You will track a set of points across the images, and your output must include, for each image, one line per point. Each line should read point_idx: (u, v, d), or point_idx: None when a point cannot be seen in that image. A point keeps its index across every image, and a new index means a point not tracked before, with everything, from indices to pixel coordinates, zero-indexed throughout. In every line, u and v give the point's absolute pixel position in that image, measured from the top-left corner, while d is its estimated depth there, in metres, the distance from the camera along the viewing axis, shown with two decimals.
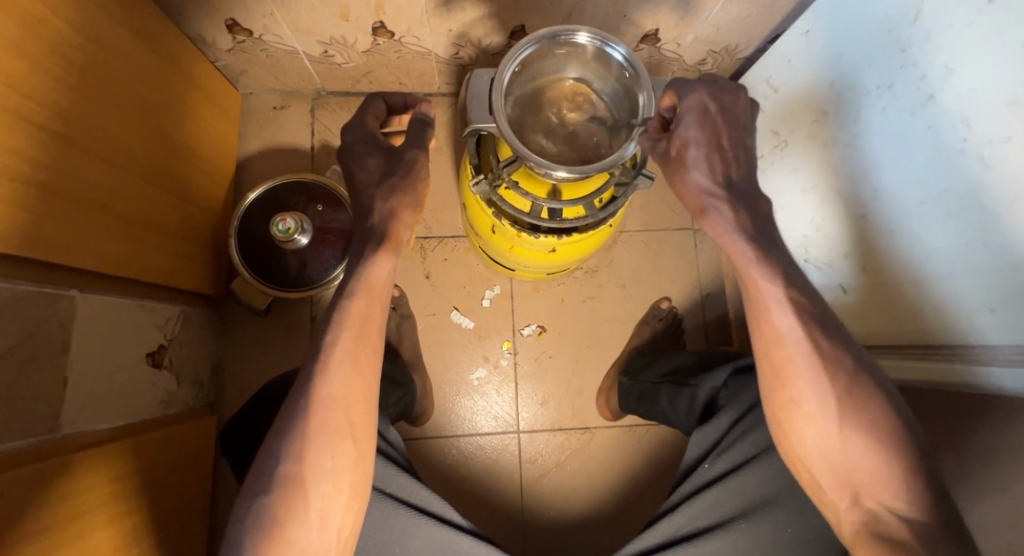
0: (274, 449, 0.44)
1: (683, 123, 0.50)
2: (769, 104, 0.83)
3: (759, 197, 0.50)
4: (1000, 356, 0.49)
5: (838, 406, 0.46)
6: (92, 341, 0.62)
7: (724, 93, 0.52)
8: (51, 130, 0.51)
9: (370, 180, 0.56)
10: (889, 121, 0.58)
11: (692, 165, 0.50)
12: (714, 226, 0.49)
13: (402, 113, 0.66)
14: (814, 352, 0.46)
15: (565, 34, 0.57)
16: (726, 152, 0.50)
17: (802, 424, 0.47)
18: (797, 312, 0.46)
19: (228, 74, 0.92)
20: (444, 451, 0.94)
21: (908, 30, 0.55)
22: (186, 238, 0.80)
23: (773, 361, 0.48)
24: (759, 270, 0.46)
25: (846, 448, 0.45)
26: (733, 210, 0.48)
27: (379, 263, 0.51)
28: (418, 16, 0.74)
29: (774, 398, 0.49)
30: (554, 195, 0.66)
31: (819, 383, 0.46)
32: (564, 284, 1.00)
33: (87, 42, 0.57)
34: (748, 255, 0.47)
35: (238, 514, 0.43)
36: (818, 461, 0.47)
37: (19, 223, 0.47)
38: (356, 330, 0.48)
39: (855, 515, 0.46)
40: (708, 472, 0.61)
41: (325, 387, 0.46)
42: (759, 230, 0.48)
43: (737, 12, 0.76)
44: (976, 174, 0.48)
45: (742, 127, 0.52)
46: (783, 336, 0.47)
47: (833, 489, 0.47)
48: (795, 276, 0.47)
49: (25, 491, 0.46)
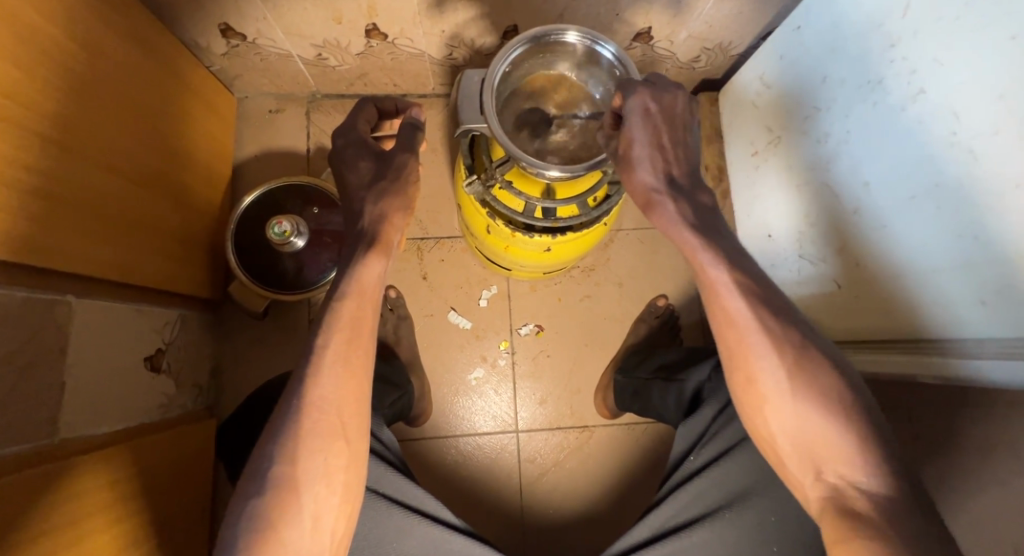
0: (268, 451, 0.44)
1: (628, 125, 0.51)
2: (761, 100, 0.83)
3: (700, 189, 0.52)
4: (991, 350, 0.49)
5: (789, 381, 0.45)
6: (88, 347, 0.62)
7: (664, 93, 0.52)
8: (48, 138, 0.52)
9: (361, 182, 0.57)
10: (880, 116, 0.58)
11: (637, 165, 0.51)
12: (660, 218, 0.50)
13: (393, 117, 0.66)
14: (762, 330, 0.46)
15: (554, 34, 0.57)
16: (667, 151, 0.51)
17: (761, 403, 0.47)
18: (746, 294, 0.46)
19: (223, 78, 0.93)
20: (444, 451, 0.94)
21: (896, 25, 0.55)
22: (182, 242, 0.80)
23: (727, 341, 0.47)
24: (704, 255, 0.47)
25: (803, 421, 0.44)
26: (676, 203, 0.49)
27: (370, 264, 0.51)
28: (411, 18, 0.75)
29: (733, 382, 0.49)
30: (548, 194, 0.67)
31: (769, 357, 0.46)
32: (561, 283, 1.00)
33: (81, 49, 0.58)
34: (692, 242, 0.48)
35: (232, 517, 0.42)
36: (782, 438, 0.46)
37: (16, 229, 0.47)
38: (348, 332, 0.48)
39: (821, 491, 0.44)
40: (692, 464, 0.62)
41: (317, 389, 0.46)
42: (702, 221, 0.49)
43: (729, 10, 0.76)
44: (966, 168, 0.48)
45: (683, 129, 0.52)
46: (734, 317, 0.46)
47: (798, 467, 0.46)
48: (740, 260, 0.47)
49: (24, 495, 0.46)
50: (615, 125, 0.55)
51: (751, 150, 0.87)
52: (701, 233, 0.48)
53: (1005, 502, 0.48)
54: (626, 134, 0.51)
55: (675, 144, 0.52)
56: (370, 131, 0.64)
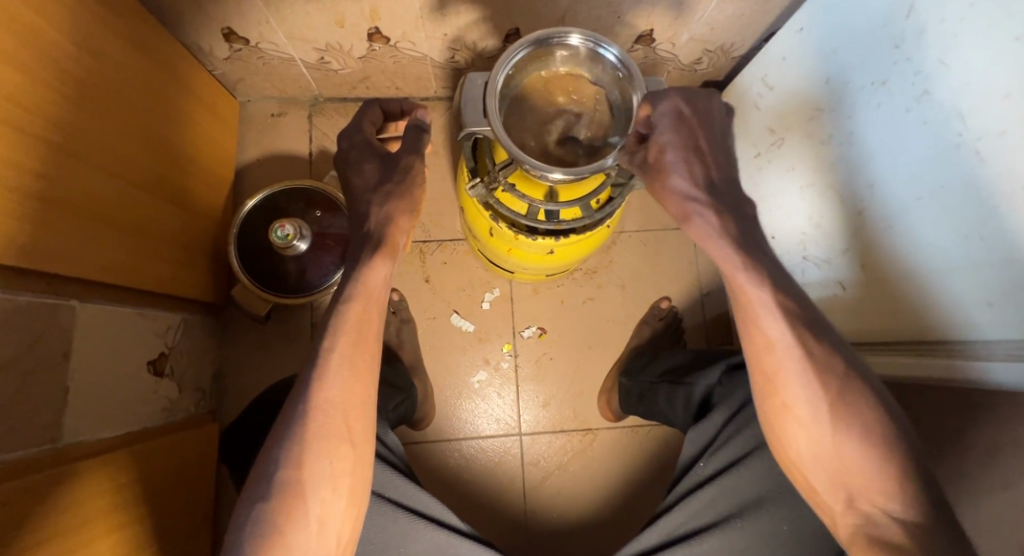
0: (273, 454, 0.44)
1: (659, 129, 0.51)
2: (764, 102, 0.83)
3: (741, 198, 0.50)
4: (1000, 351, 0.48)
5: (829, 411, 0.45)
6: (92, 351, 0.62)
7: (698, 97, 0.52)
8: (50, 143, 0.52)
9: (367, 185, 0.57)
10: (885, 116, 0.58)
11: (670, 170, 0.50)
12: (698, 232, 0.48)
13: (398, 119, 0.66)
14: (803, 357, 0.45)
15: (558, 37, 0.57)
16: (704, 154, 0.50)
17: (793, 428, 0.47)
18: (788, 319, 0.45)
19: (226, 82, 0.93)
20: (447, 454, 0.94)
21: (901, 26, 0.55)
22: (185, 246, 0.80)
23: (764, 367, 0.47)
24: (746, 276, 0.46)
25: (839, 451, 0.45)
26: (718, 215, 0.48)
27: (375, 268, 0.51)
28: (413, 21, 0.75)
29: (766, 404, 0.49)
30: (552, 196, 0.66)
31: (808, 386, 0.46)
32: (564, 285, 1.00)
33: (85, 54, 0.58)
34: (733, 261, 0.46)
35: (237, 521, 0.42)
36: (812, 465, 0.47)
37: (19, 234, 0.47)
38: (353, 335, 0.48)
39: (851, 518, 0.45)
40: (703, 471, 0.61)
41: (324, 393, 0.46)
42: (744, 235, 0.47)
43: (731, 12, 0.76)
44: (973, 168, 0.47)
45: (719, 132, 0.52)
46: (773, 341, 0.46)
47: (829, 494, 0.47)
48: (781, 278, 0.46)
49: (26, 501, 0.46)
50: (640, 141, 0.54)
51: (754, 151, 0.87)
52: (740, 248, 0.46)
53: (1013, 506, 0.48)
54: (658, 140, 0.51)
55: (711, 147, 0.51)
56: (376, 134, 0.64)
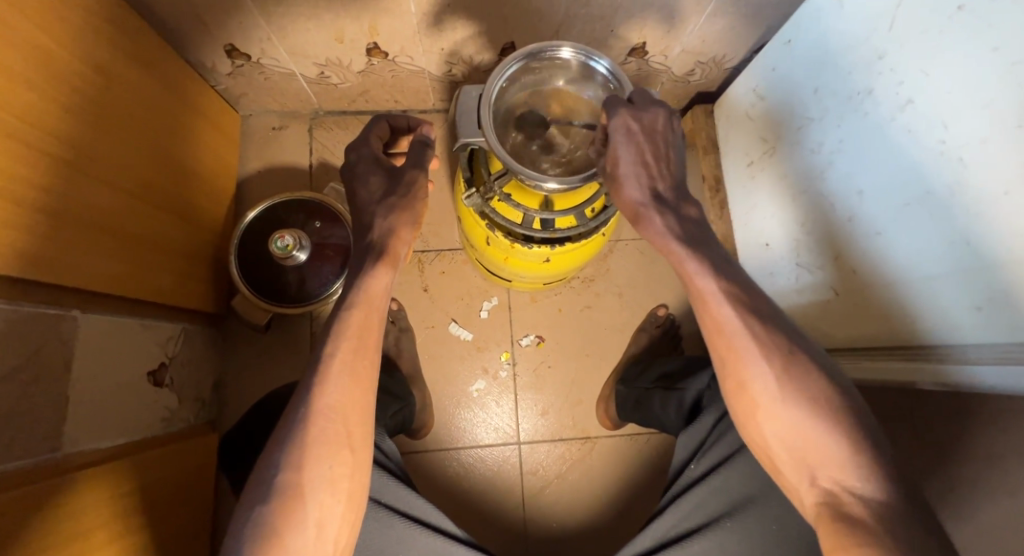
0: (274, 458, 0.45)
1: (613, 145, 0.52)
2: (755, 112, 0.84)
3: (687, 203, 0.53)
4: (989, 355, 0.49)
5: (778, 386, 0.45)
6: (93, 359, 0.63)
7: (644, 112, 0.53)
8: (58, 158, 0.54)
9: (371, 198, 0.58)
10: (871, 125, 0.59)
11: (624, 181, 0.52)
12: (648, 229, 0.51)
13: (406, 135, 0.67)
14: (751, 336, 0.46)
15: (549, 50, 0.58)
16: (653, 167, 0.52)
17: (752, 409, 0.47)
18: (734, 302, 0.47)
19: (228, 97, 0.95)
20: (445, 463, 0.94)
21: (883, 37, 0.56)
22: (187, 257, 0.81)
23: (717, 348, 0.48)
24: (691, 263, 0.48)
25: (793, 425, 0.45)
26: (662, 217, 0.50)
27: (378, 276, 0.52)
28: (410, 36, 0.76)
29: (726, 389, 0.49)
30: (547, 205, 0.67)
31: (759, 364, 0.46)
32: (562, 294, 1.01)
33: (90, 72, 0.59)
34: (678, 251, 0.49)
35: (238, 524, 0.43)
36: (775, 445, 0.46)
37: (25, 245, 0.49)
38: (354, 342, 0.49)
39: (816, 496, 0.44)
40: (694, 472, 0.62)
41: (324, 397, 0.47)
42: (691, 234, 0.50)
43: (722, 25, 0.77)
44: (956, 175, 0.49)
45: (666, 144, 0.53)
46: (724, 325, 0.47)
47: (792, 473, 0.46)
48: (726, 269, 0.49)
49: (25, 510, 0.47)
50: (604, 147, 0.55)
51: (745, 160, 0.88)
52: (688, 244, 0.49)
53: (1008, 509, 0.48)
54: (612, 153, 0.52)
55: (660, 159, 0.53)
56: (384, 147, 0.66)
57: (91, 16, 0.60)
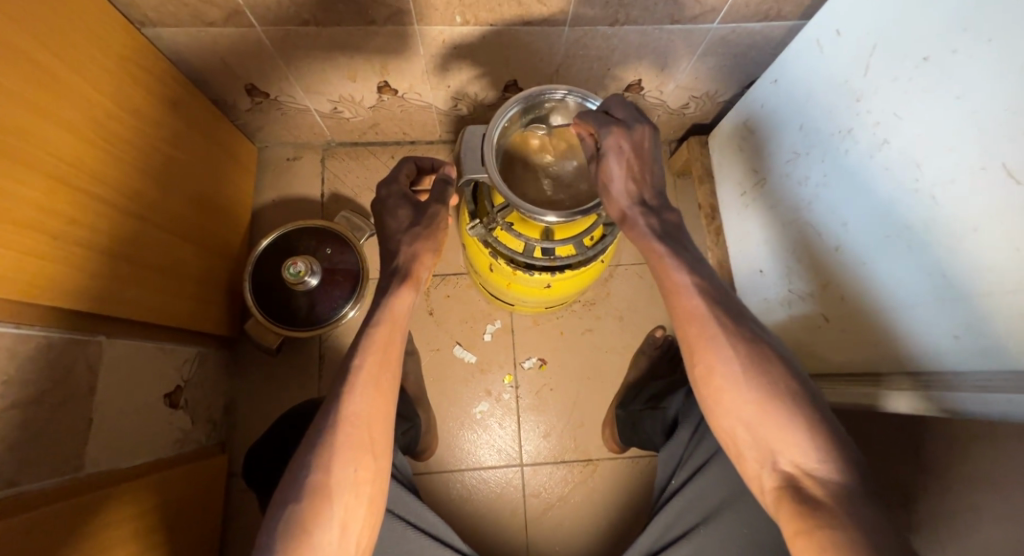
0: (306, 460, 0.48)
1: (605, 160, 0.55)
2: (745, 144, 0.88)
3: (667, 208, 0.57)
4: (971, 382, 0.51)
5: (743, 368, 0.48)
6: (116, 382, 0.66)
7: (634, 129, 0.55)
8: (91, 194, 0.58)
9: (399, 227, 0.62)
10: (852, 163, 0.63)
11: (611, 190, 0.56)
12: (633, 231, 0.56)
13: (430, 174, 0.72)
14: (732, 347, 0.49)
15: (547, 93, 0.62)
16: (639, 178, 0.56)
17: (720, 394, 0.49)
18: (703, 295, 0.51)
19: (246, 131, 1.00)
20: (450, 485, 0.96)
21: (860, 82, 0.60)
22: (205, 284, 0.84)
23: (687, 336, 0.51)
24: (670, 260, 0.53)
25: (757, 407, 0.47)
26: (648, 221, 0.55)
27: (400, 297, 0.57)
28: (420, 76, 0.81)
29: (694, 373, 0.51)
30: (547, 235, 0.70)
31: (724, 349, 0.49)
32: (563, 317, 1.04)
33: (124, 114, 0.64)
34: (658, 250, 0.54)
35: (274, 520, 0.46)
36: (741, 430, 0.48)
37: (49, 274, 0.52)
38: (379, 356, 0.52)
39: (777, 480, 0.46)
40: (675, 485, 0.66)
41: (351, 405, 0.50)
42: (666, 232, 0.55)
43: (712, 63, 0.81)
44: (929, 210, 0.52)
45: (650, 157, 0.57)
46: (693, 313, 0.51)
47: (755, 458, 0.48)
48: (700, 268, 0.53)
49: (50, 528, 0.50)
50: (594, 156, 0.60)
51: (739, 190, 0.92)
52: (666, 243, 0.54)
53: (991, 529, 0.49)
54: (604, 169, 0.55)
55: (644, 172, 0.57)
56: (410, 185, 0.70)
57: (125, 62, 0.65)
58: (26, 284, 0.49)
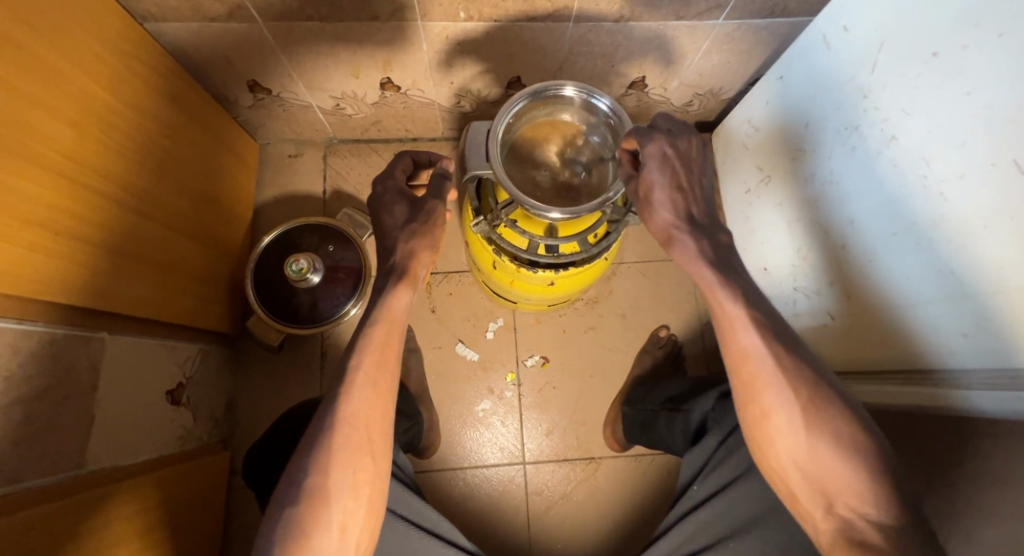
0: (303, 463, 0.47)
1: (646, 168, 0.53)
2: (751, 142, 0.88)
3: (719, 228, 0.53)
4: (978, 381, 0.50)
5: (803, 415, 0.47)
6: (119, 378, 0.66)
7: (679, 139, 0.54)
8: (93, 190, 0.57)
9: (396, 223, 0.61)
10: (859, 159, 0.62)
11: (657, 205, 0.52)
12: (679, 254, 0.51)
13: (429, 168, 0.71)
14: (791, 390, 0.48)
15: (553, 89, 0.62)
16: (687, 191, 0.53)
17: (774, 436, 0.49)
18: (761, 331, 0.48)
19: (248, 127, 0.99)
20: (452, 482, 0.95)
21: (867, 78, 0.60)
22: (207, 281, 0.84)
23: (742, 377, 0.49)
24: (723, 291, 0.48)
25: (815, 454, 0.47)
26: (696, 240, 0.51)
27: (398, 296, 0.56)
28: (422, 72, 0.81)
29: (746, 413, 0.51)
30: (551, 232, 0.71)
31: (783, 394, 0.48)
32: (566, 315, 1.03)
33: (127, 110, 0.64)
34: (710, 278, 0.49)
35: (269, 525, 0.45)
36: (796, 473, 0.48)
37: (52, 270, 0.52)
38: (376, 356, 0.52)
39: (831, 522, 0.47)
40: (697, 493, 0.65)
41: (348, 407, 0.49)
42: (720, 258, 0.50)
43: (717, 60, 0.81)
44: (937, 207, 0.51)
45: (698, 171, 0.54)
46: (750, 353, 0.48)
47: (808, 498, 0.48)
48: (754, 297, 0.49)
49: (53, 524, 0.49)
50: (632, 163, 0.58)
51: (744, 188, 0.92)
52: (718, 270, 0.49)
53: (999, 527, 0.49)
54: (646, 178, 0.53)
55: (693, 186, 0.54)
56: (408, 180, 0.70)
57: (127, 58, 0.65)
58: (29, 278, 0.49)
